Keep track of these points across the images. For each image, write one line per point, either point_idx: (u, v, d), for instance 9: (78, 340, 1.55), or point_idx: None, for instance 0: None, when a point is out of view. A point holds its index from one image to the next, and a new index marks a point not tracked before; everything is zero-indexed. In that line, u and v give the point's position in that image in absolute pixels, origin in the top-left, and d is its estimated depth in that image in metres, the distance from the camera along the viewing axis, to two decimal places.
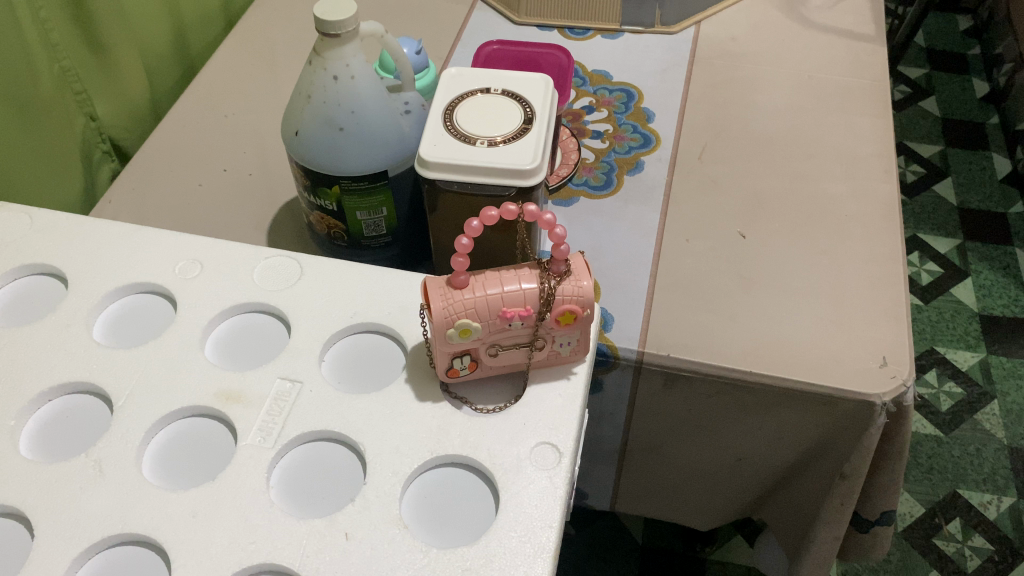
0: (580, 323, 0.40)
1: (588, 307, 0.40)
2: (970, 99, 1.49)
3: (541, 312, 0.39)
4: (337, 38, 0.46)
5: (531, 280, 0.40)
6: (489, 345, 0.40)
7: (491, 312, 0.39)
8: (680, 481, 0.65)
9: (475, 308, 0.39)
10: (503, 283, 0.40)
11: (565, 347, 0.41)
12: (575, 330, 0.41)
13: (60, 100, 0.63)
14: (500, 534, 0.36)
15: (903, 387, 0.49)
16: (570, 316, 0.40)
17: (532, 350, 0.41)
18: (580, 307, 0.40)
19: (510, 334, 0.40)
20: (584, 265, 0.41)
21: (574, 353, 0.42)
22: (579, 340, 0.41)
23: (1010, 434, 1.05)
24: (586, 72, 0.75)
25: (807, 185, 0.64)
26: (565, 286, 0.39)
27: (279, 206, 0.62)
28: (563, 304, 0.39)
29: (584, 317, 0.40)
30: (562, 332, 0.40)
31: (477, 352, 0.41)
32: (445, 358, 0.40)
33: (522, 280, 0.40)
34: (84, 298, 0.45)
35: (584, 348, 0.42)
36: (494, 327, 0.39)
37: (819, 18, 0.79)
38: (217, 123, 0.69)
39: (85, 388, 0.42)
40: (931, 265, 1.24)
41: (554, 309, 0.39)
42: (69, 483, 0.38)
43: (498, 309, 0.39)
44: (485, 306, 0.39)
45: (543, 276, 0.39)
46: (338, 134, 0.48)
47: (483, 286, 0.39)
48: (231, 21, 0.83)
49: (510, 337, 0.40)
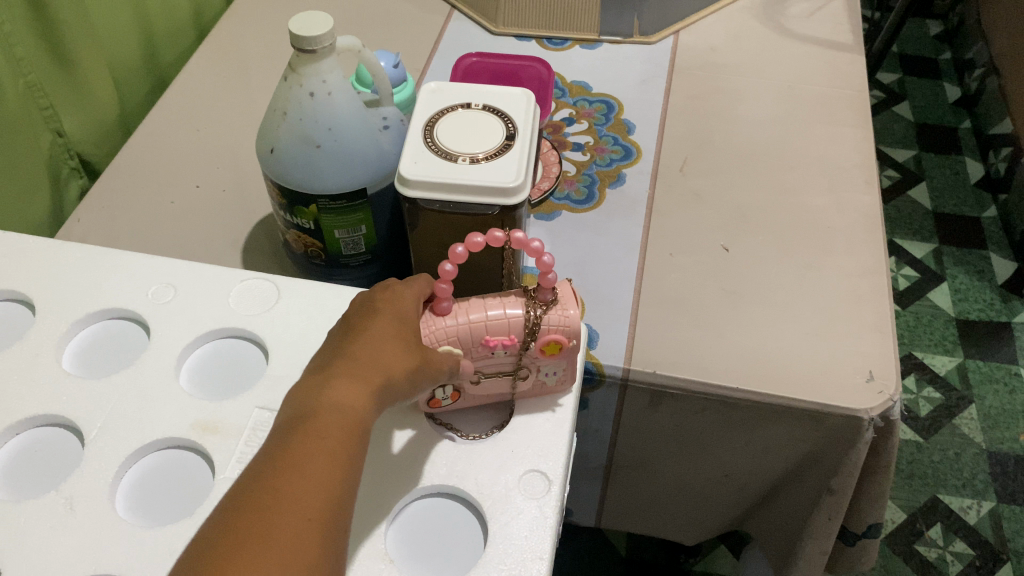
0: (567, 353, 0.40)
1: (572, 339, 0.39)
2: (941, 103, 1.51)
3: (526, 339, 0.39)
4: (313, 55, 0.45)
5: (517, 307, 0.39)
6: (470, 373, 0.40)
7: (473, 338, 0.39)
8: (667, 497, 0.64)
9: (457, 335, 0.38)
10: (487, 309, 0.39)
11: (552, 380, 0.41)
12: (561, 361, 0.40)
13: (26, 116, 0.61)
14: (487, 567, 0.35)
15: (890, 402, 0.49)
16: (555, 346, 0.39)
17: (516, 379, 0.40)
18: (565, 338, 0.39)
19: (493, 362, 0.40)
20: (571, 294, 0.40)
21: (563, 387, 0.41)
22: (565, 371, 0.40)
23: (987, 438, 1.05)
24: (565, 83, 0.74)
25: (790, 197, 0.63)
26: (551, 316, 0.39)
27: (253, 223, 0.61)
28: (548, 334, 0.39)
29: (570, 348, 0.39)
30: (546, 362, 0.40)
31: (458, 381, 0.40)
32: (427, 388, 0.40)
33: (506, 306, 0.39)
34: (52, 326, 0.43)
35: (570, 380, 0.41)
36: (474, 353, 0.39)
37: (797, 28, 0.79)
38: (190, 137, 0.68)
39: (54, 420, 0.40)
40: (908, 270, 1.25)
41: (539, 338, 0.39)
42: (39, 522, 0.36)
43: (481, 335, 0.38)
44: (468, 333, 0.38)
45: (528, 305, 0.39)
46: (315, 151, 0.47)
47: (466, 313, 0.39)
48: (202, 32, 0.82)
49: (493, 365, 0.40)
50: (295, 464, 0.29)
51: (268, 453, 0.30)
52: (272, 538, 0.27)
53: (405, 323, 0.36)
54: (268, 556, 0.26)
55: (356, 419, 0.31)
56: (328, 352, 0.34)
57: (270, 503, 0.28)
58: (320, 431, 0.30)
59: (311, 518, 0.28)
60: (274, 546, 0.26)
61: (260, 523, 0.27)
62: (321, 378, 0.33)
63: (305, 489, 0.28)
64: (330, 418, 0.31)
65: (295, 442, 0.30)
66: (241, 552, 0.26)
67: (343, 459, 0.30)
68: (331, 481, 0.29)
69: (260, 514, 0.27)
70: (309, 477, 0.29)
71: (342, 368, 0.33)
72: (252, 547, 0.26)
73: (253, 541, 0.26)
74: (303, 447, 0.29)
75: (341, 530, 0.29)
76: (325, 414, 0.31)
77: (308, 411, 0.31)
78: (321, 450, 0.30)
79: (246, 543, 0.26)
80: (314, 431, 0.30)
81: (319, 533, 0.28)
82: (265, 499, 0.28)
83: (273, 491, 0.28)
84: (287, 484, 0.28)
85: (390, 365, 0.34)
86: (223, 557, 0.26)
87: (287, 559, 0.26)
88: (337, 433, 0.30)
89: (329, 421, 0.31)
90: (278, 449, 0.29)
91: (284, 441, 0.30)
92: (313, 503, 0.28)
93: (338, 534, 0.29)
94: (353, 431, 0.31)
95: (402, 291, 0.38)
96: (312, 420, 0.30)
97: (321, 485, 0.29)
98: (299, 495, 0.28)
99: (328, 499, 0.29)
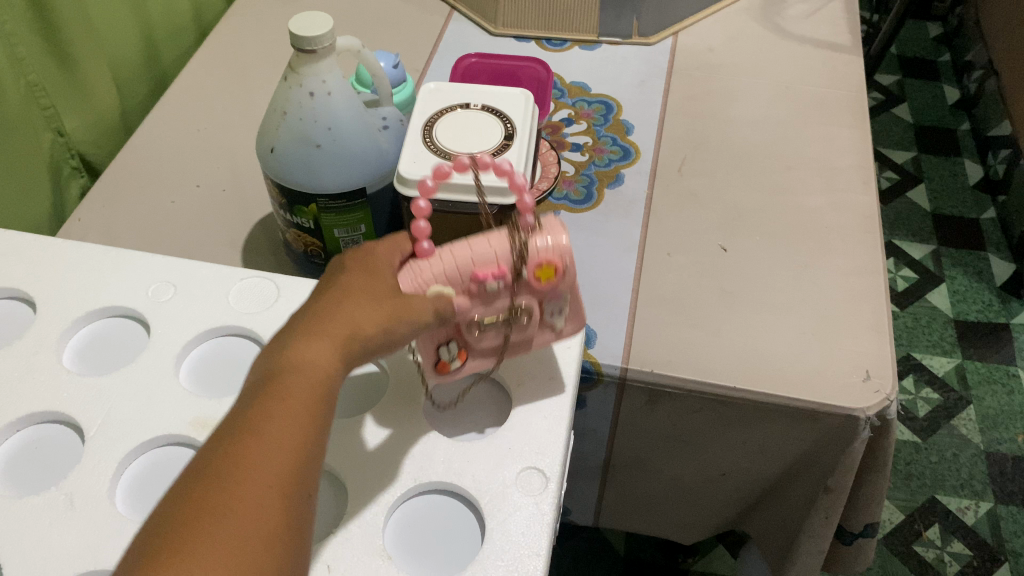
0: (562, 278, 0.39)
1: (566, 258, 0.38)
2: (941, 105, 1.51)
3: (516, 265, 0.38)
4: (313, 54, 0.45)
5: (500, 239, 0.38)
6: (469, 322, 0.39)
7: (463, 278, 0.37)
8: (665, 496, 0.64)
9: (445, 276, 0.37)
10: (470, 245, 0.38)
11: (558, 319, 0.41)
12: (558, 287, 0.39)
13: (27, 116, 0.62)
14: (486, 564, 0.35)
15: (886, 401, 0.49)
16: (548, 269, 0.38)
17: (517, 319, 0.39)
18: (560, 259, 0.38)
19: (488, 301, 0.38)
20: (553, 220, 0.39)
21: (570, 326, 0.42)
22: (568, 304, 0.41)
23: (986, 439, 1.06)
24: (564, 84, 0.74)
25: (787, 197, 0.63)
26: (537, 240, 0.38)
27: (253, 222, 0.61)
28: (538, 258, 0.38)
29: (564, 271, 0.38)
30: (545, 290, 0.39)
31: (461, 338, 0.40)
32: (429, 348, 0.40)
33: (490, 239, 0.38)
34: (52, 325, 0.43)
35: (576, 314, 0.41)
36: (468, 293, 0.37)
37: (794, 29, 0.80)
38: (190, 137, 0.68)
39: (55, 418, 0.41)
40: (907, 271, 1.25)
41: (530, 263, 0.38)
42: (39, 519, 0.36)
43: (471, 272, 0.37)
44: (455, 272, 0.37)
45: (513, 233, 0.38)
46: (314, 150, 0.47)
47: (449, 252, 0.37)
48: (202, 32, 0.82)
49: (490, 304, 0.38)
50: (256, 430, 0.28)
51: (232, 420, 0.29)
52: (232, 505, 0.26)
53: (377, 280, 0.35)
54: (224, 526, 0.26)
55: (320, 378, 0.31)
56: (300, 314, 0.34)
57: (228, 470, 0.27)
58: (283, 395, 0.30)
59: (272, 485, 0.27)
60: (232, 516, 0.26)
61: (220, 492, 0.27)
62: (288, 341, 0.32)
63: (265, 454, 0.28)
64: (293, 380, 0.30)
65: (257, 408, 0.29)
66: (197, 522, 0.26)
67: (307, 422, 0.29)
68: (294, 445, 0.29)
69: (218, 482, 0.27)
70: (268, 441, 0.28)
71: (310, 328, 0.32)
72: (210, 516, 0.26)
73: (211, 510, 0.26)
74: (265, 413, 0.29)
75: (307, 491, 0.29)
76: (289, 377, 0.30)
77: (273, 376, 0.30)
78: (283, 414, 0.29)
79: (203, 513, 0.26)
80: (277, 394, 0.30)
81: (280, 497, 0.27)
82: (225, 468, 0.27)
83: (233, 459, 0.28)
84: (249, 451, 0.28)
85: (360, 321, 0.33)
86: (180, 529, 0.26)
87: (245, 528, 0.26)
88: (303, 395, 0.30)
89: (293, 383, 0.30)
90: (242, 417, 0.29)
91: (249, 406, 0.29)
92: (273, 468, 0.28)
93: (303, 495, 0.28)
94: (320, 391, 0.30)
95: (377, 254, 0.37)
96: (276, 385, 0.30)
97: (283, 450, 0.28)
98: (258, 460, 0.28)
99: (291, 464, 0.28)
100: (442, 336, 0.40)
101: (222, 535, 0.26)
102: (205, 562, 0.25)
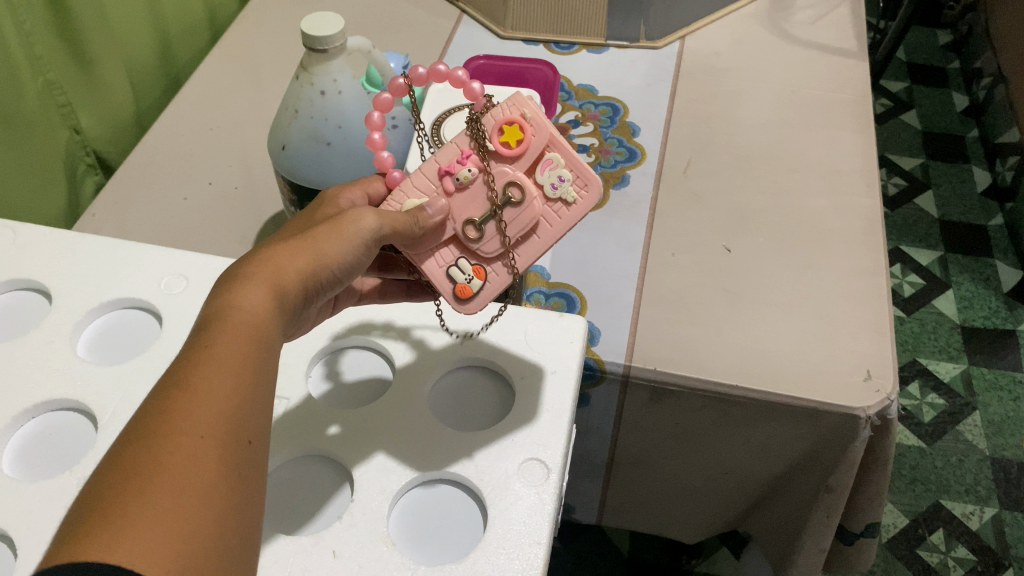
0: (534, 135, 0.40)
1: (527, 112, 0.40)
2: (949, 112, 1.51)
3: (479, 141, 0.40)
4: (325, 54, 0.46)
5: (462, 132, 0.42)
6: (463, 223, 0.40)
7: (435, 181, 0.41)
8: (668, 494, 0.65)
9: (413, 181, 0.41)
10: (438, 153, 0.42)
11: (563, 188, 0.40)
12: (534, 146, 0.40)
13: (44, 113, 0.63)
14: (487, 551, 0.36)
15: (887, 401, 0.50)
16: (510, 128, 0.40)
17: (508, 199, 0.40)
18: (521, 117, 0.40)
19: (471, 190, 0.41)
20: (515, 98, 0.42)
21: (589, 193, 0.40)
22: (566, 168, 0.40)
23: (991, 445, 1.06)
24: (572, 86, 0.75)
25: (791, 200, 0.64)
26: (492, 111, 0.41)
27: (263, 219, 0.62)
28: (497, 122, 0.40)
29: (530, 126, 0.40)
30: (524, 154, 0.40)
31: (470, 254, 0.41)
32: (442, 275, 0.41)
33: (452, 140, 0.42)
34: (67, 315, 0.44)
35: (585, 179, 0.40)
36: (445, 190, 0.41)
37: (800, 34, 0.80)
38: (202, 136, 0.69)
39: (69, 405, 0.42)
40: (913, 276, 1.25)
41: (493, 131, 0.40)
42: (53, 501, 0.37)
43: (438, 170, 0.41)
44: (423, 175, 0.41)
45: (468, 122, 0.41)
46: (325, 148, 0.48)
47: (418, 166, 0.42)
48: (216, 34, 0.83)
49: (475, 195, 0.40)
50: (188, 375, 0.28)
51: (167, 372, 0.28)
52: (170, 457, 0.25)
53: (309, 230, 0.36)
54: (164, 478, 0.25)
55: (255, 318, 0.31)
56: (227, 271, 0.34)
57: (165, 419, 0.26)
58: (215, 340, 0.29)
59: (210, 431, 0.26)
60: (171, 467, 0.25)
61: (156, 435, 0.26)
62: (218, 291, 0.32)
63: (201, 397, 0.27)
64: (224, 326, 0.30)
65: (191, 358, 0.28)
66: (133, 480, 0.24)
67: (241, 369, 0.29)
68: (230, 387, 0.28)
69: (153, 432, 0.26)
70: (202, 385, 0.27)
71: (238, 277, 0.32)
72: (146, 472, 0.25)
73: (148, 466, 0.25)
74: (197, 360, 0.28)
75: (248, 432, 0.28)
76: (221, 320, 0.30)
77: (202, 327, 0.30)
78: (217, 357, 0.29)
79: (139, 471, 0.25)
80: (210, 338, 0.29)
81: (220, 443, 0.27)
82: (157, 424, 0.26)
83: (164, 413, 0.26)
84: (183, 398, 0.27)
85: (288, 262, 0.33)
86: (114, 490, 0.24)
87: (186, 478, 0.25)
88: (236, 337, 0.29)
89: (225, 327, 0.30)
90: (174, 370, 0.28)
91: (183, 356, 0.29)
92: (212, 410, 0.27)
93: (243, 437, 0.28)
94: (253, 335, 0.30)
95: (318, 214, 0.39)
96: (205, 335, 0.29)
97: (219, 401, 0.27)
98: (194, 404, 0.27)
99: (227, 411, 0.27)
100: (450, 258, 0.41)
101: (161, 489, 0.24)
102: (148, 520, 0.24)
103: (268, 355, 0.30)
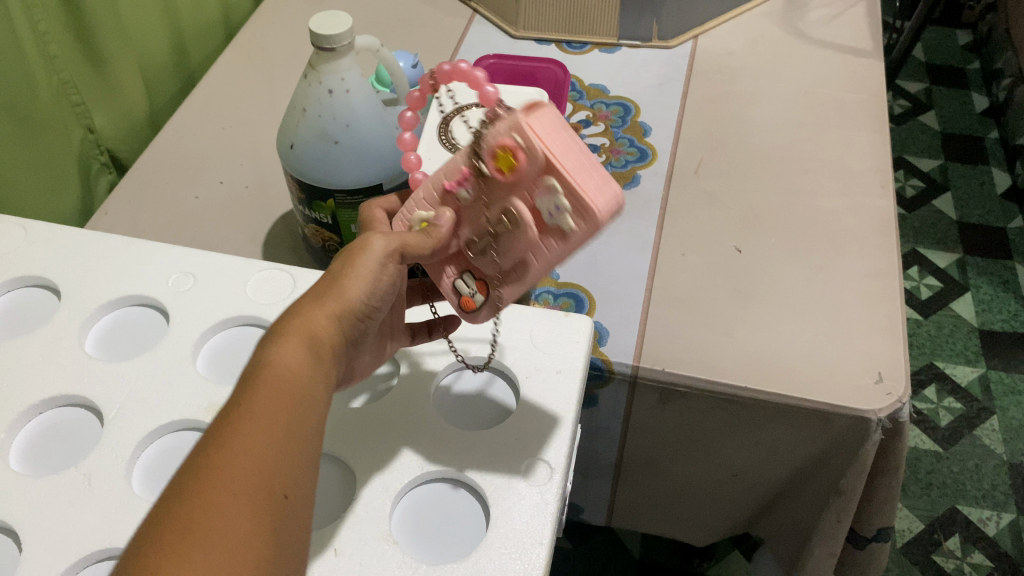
0: (527, 161, 0.34)
1: (519, 136, 0.34)
2: (968, 113, 1.49)
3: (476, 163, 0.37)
4: (333, 52, 0.47)
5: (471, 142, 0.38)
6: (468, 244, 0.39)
7: (442, 195, 0.39)
8: (678, 496, 0.64)
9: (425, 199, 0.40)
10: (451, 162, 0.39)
11: (561, 217, 0.34)
12: (528, 174, 0.35)
13: (58, 112, 0.63)
14: (491, 550, 0.36)
15: (898, 404, 0.49)
16: (502, 153, 0.35)
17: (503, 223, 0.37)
18: (512, 139, 0.35)
19: (473, 212, 0.38)
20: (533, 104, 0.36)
21: (586, 224, 0.34)
22: (562, 197, 0.34)
23: (1009, 450, 1.04)
24: (584, 86, 0.75)
25: (803, 201, 0.64)
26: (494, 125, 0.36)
27: (274, 218, 0.63)
28: (493, 143, 0.35)
29: (525, 152, 0.34)
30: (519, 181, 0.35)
31: (478, 272, 0.40)
32: (450, 291, 0.41)
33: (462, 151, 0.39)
34: (75, 312, 0.45)
35: (581, 211, 0.34)
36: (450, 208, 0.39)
37: (815, 33, 0.80)
38: (214, 135, 0.69)
39: (75, 402, 0.42)
40: (931, 279, 1.24)
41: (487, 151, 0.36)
42: (58, 496, 0.37)
43: (445, 188, 0.39)
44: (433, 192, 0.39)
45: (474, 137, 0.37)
46: (332, 146, 0.48)
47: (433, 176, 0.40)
48: (229, 34, 0.84)
49: (477, 217, 0.38)
50: (233, 426, 0.28)
51: (215, 421, 0.29)
52: (205, 517, 0.25)
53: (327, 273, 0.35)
54: (202, 537, 0.25)
55: (293, 372, 0.31)
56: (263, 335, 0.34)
57: (205, 472, 0.26)
58: (258, 395, 0.29)
59: (248, 487, 0.27)
60: (208, 527, 0.25)
61: (195, 490, 0.26)
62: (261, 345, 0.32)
63: (241, 453, 0.27)
64: (270, 381, 0.30)
65: (237, 408, 0.29)
66: (169, 543, 0.25)
67: (282, 421, 0.29)
68: (274, 442, 0.28)
69: (195, 484, 0.26)
70: (243, 440, 0.28)
71: (273, 333, 0.32)
72: (183, 532, 0.25)
73: (186, 525, 0.25)
74: (241, 412, 0.29)
75: (286, 487, 0.28)
76: (265, 374, 0.30)
77: (244, 382, 0.30)
78: (260, 411, 0.29)
79: (177, 531, 0.25)
80: (251, 394, 0.29)
81: (256, 500, 0.27)
82: (197, 479, 0.26)
83: (201, 471, 0.27)
84: (224, 450, 0.27)
85: (315, 311, 0.33)
86: (151, 553, 0.24)
87: (222, 537, 0.25)
88: (278, 391, 0.30)
89: (268, 382, 0.30)
90: (219, 421, 0.29)
91: (227, 408, 0.29)
92: (252, 467, 0.27)
93: (282, 492, 0.28)
94: (292, 386, 0.30)
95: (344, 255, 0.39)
96: (246, 389, 0.30)
97: (259, 455, 0.28)
98: (234, 459, 0.27)
99: (265, 464, 0.28)
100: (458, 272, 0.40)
101: (197, 548, 0.25)
102: None
103: (311, 408, 0.30)
